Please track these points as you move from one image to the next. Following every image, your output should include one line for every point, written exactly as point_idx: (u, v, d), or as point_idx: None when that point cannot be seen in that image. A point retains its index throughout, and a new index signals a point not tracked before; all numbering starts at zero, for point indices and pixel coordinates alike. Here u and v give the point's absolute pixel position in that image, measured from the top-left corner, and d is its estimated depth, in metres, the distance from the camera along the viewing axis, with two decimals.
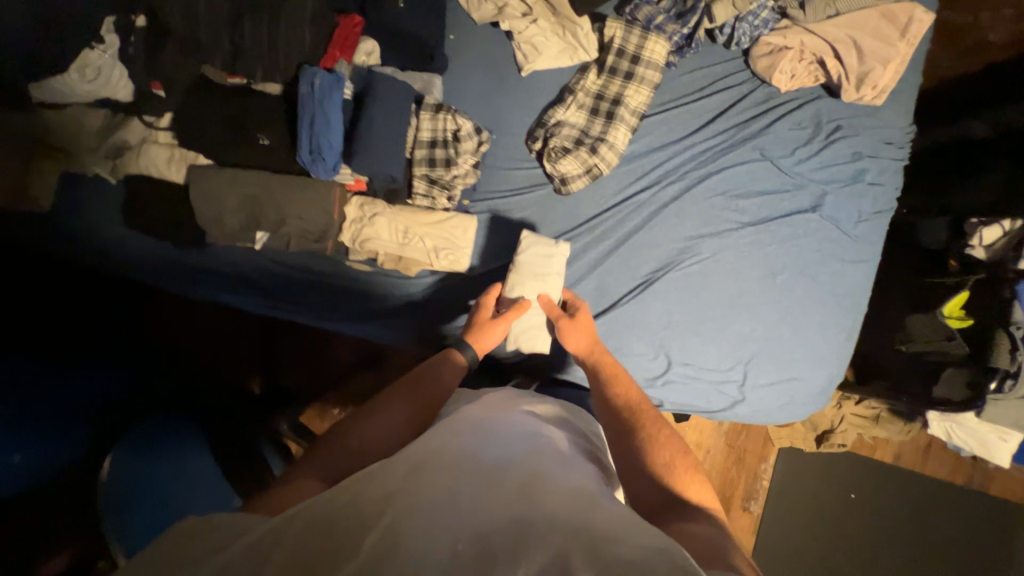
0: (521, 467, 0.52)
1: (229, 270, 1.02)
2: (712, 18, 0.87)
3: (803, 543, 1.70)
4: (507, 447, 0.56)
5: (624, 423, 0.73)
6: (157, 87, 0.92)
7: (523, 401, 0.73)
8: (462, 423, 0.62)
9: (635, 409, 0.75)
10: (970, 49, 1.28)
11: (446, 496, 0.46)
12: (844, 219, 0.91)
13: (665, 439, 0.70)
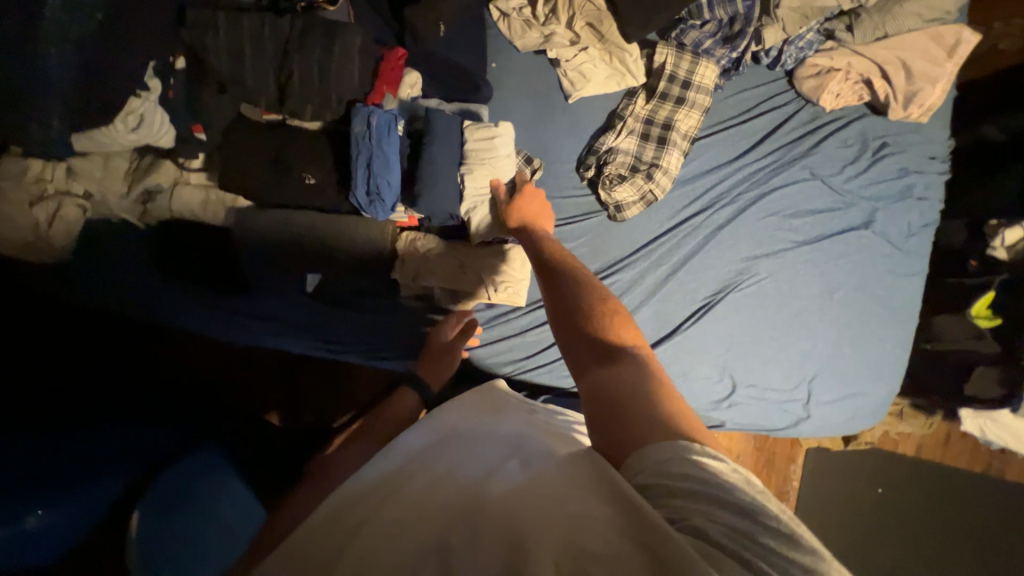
0: (492, 461, 0.52)
1: (272, 312, 0.97)
2: (762, 42, 0.89)
3: (835, 540, 1.73)
4: (483, 448, 0.56)
5: (565, 302, 0.65)
6: (198, 130, 0.88)
7: (505, 407, 0.71)
8: (439, 436, 0.60)
9: (591, 299, 0.65)
10: (978, 58, 1.33)
11: (409, 503, 0.46)
12: (894, 234, 0.93)
13: (610, 319, 0.62)
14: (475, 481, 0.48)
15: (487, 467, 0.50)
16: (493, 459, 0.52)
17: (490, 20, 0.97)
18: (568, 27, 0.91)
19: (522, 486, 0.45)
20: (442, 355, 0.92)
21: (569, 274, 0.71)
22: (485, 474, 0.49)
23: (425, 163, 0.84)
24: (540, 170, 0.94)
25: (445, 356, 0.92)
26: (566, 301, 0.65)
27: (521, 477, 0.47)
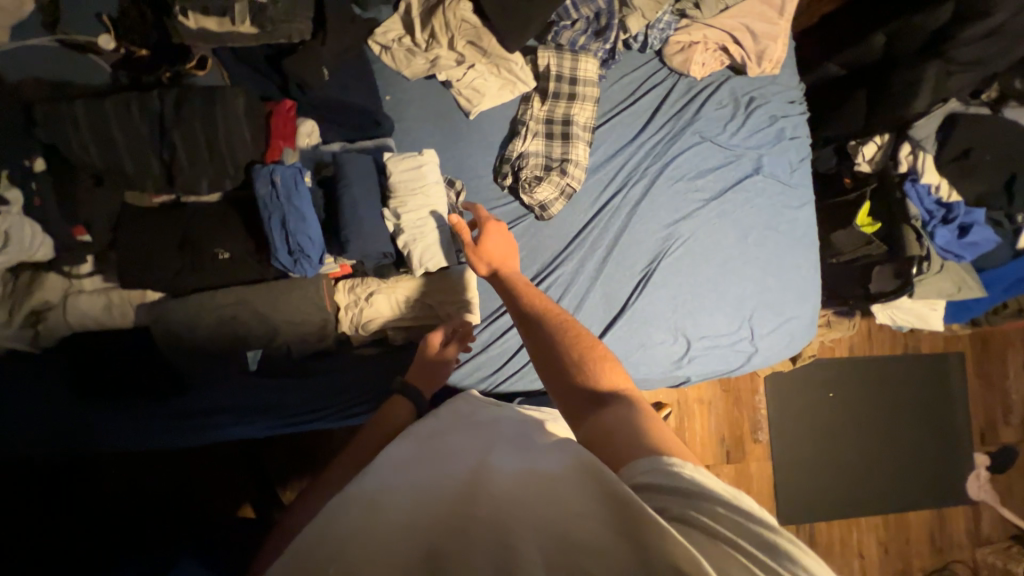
0: (474, 462, 0.52)
1: (218, 401, 0.90)
2: (628, 30, 0.96)
3: (807, 449, 1.92)
4: (460, 452, 0.55)
5: (546, 345, 0.67)
6: (82, 232, 0.80)
7: (474, 410, 0.70)
8: (417, 446, 0.58)
9: (567, 331, 0.68)
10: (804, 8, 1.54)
11: (389, 507, 0.44)
12: (781, 173, 1.05)
13: (595, 360, 0.64)
14: (457, 483, 0.47)
15: (469, 469, 0.50)
16: (473, 460, 0.52)
17: (372, 55, 0.97)
18: (450, 48, 0.93)
19: (508, 482, 0.46)
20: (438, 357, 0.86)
21: (538, 305, 0.73)
22: (469, 477, 0.48)
23: (345, 208, 0.78)
24: (462, 191, 0.94)
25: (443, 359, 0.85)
26: (548, 343, 0.67)
27: (504, 475, 0.47)
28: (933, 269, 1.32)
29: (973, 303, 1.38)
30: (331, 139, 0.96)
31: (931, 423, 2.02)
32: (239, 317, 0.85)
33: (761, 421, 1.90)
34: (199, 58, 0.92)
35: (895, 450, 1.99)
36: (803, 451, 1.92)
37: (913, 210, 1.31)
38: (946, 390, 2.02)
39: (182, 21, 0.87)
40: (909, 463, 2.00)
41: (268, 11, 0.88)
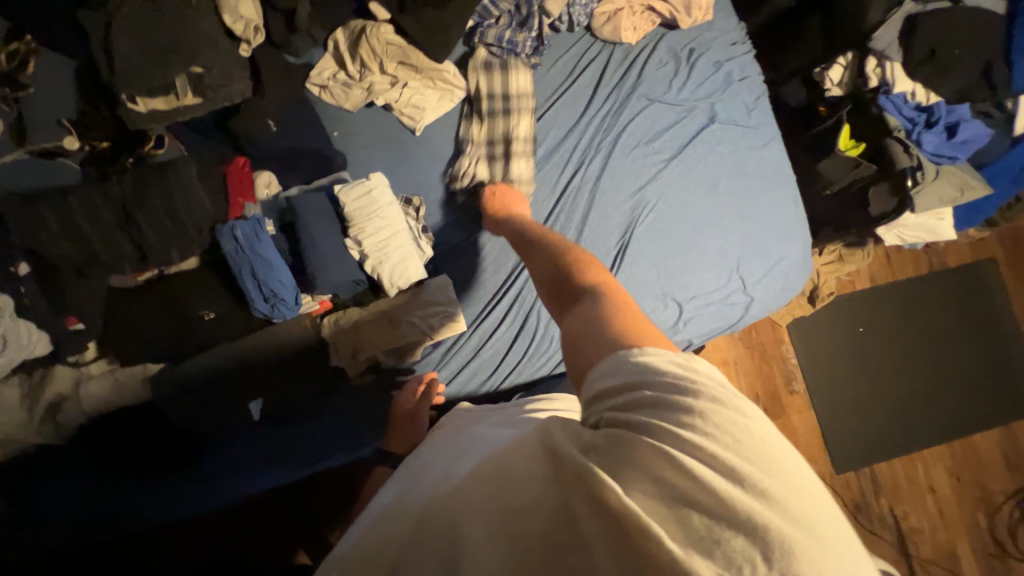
0: (448, 468, 0.56)
1: (241, 458, 0.93)
2: (549, 13, 0.97)
3: (850, 390, 1.84)
4: (445, 462, 0.60)
5: (547, 263, 0.66)
6: (75, 321, 0.84)
7: (473, 414, 0.76)
8: (416, 467, 0.65)
9: (550, 255, 0.68)
10: None
11: (380, 531, 0.51)
12: (738, 116, 1.02)
13: (592, 270, 0.61)
14: (432, 490, 0.52)
15: (444, 476, 0.54)
16: (451, 467, 0.57)
17: (314, 96, 1.00)
18: (382, 72, 0.95)
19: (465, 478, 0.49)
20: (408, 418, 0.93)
21: (538, 244, 0.73)
22: (440, 484, 0.52)
23: (308, 246, 0.80)
24: (422, 206, 0.96)
25: (410, 422, 0.91)
26: (550, 261, 0.66)
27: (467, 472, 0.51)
28: (930, 177, 1.25)
29: (983, 203, 1.31)
30: (291, 185, 0.99)
31: (976, 336, 1.91)
32: (240, 370, 0.88)
33: (793, 371, 1.84)
34: (157, 138, 0.98)
35: (944, 373, 1.88)
36: (846, 392, 1.84)
37: (894, 121, 1.24)
38: (982, 299, 1.91)
39: (130, 107, 0.91)
40: (964, 385, 1.88)
41: (205, 78, 0.92)
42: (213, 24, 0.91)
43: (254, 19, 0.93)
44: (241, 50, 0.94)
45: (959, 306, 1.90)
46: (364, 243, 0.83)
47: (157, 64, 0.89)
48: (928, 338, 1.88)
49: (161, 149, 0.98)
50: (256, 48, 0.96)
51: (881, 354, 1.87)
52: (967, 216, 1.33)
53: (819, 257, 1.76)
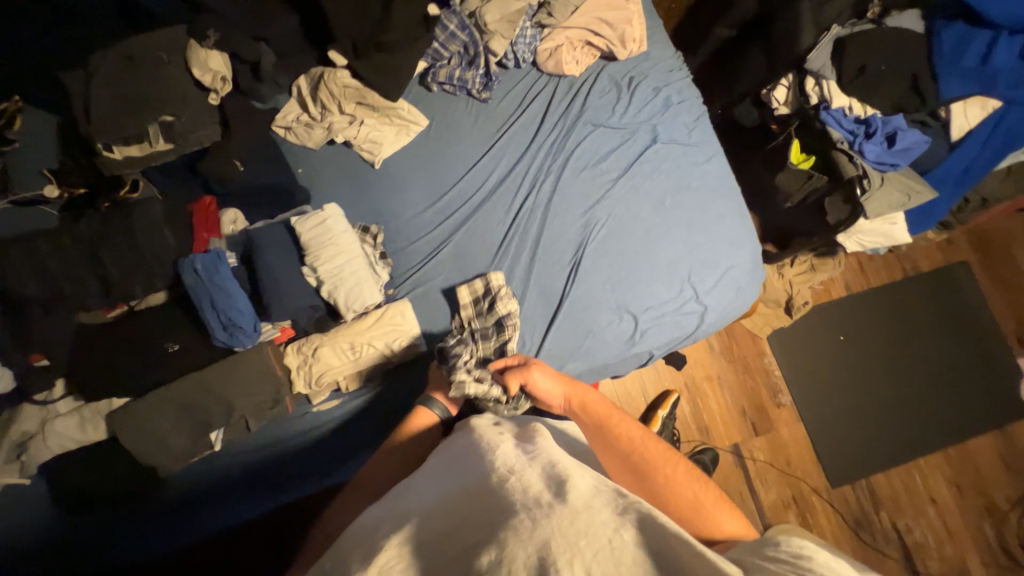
0: (489, 516, 0.48)
1: (204, 492, 0.93)
2: (494, 52, 1.04)
3: (836, 399, 1.82)
4: (474, 500, 0.52)
5: (628, 462, 0.67)
6: (38, 357, 0.87)
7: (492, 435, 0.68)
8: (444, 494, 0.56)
9: (671, 465, 0.68)
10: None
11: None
12: (680, 135, 1.08)
13: (667, 458, 0.68)
14: (472, 547, 0.45)
15: (481, 526, 0.47)
16: (489, 516, 0.49)
17: (280, 137, 1.08)
18: (341, 112, 1.03)
19: (521, 547, 0.43)
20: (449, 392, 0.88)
21: (605, 431, 0.72)
22: (481, 541, 0.45)
23: (265, 275, 0.85)
24: (379, 233, 1.00)
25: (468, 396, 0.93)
26: (631, 459, 0.68)
27: (519, 534, 0.44)
28: (877, 184, 1.28)
29: (932, 208, 1.35)
30: (256, 220, 1.03)
31: (957, 338, 1.90)
32: (206, 402, 0.88)
33: (779, 384, 1.82)
34: (132, 182, 1.03)
35: (930, 377, 1.86)
36: (833, 402, 1.82)
37: (835, 134, 1.30)
38: (958, 302, 1.92)
39: (107, 155, 0.98)
40: (952, 388, 1.86)
41: (175, 126, 0.99)
42: (182, 77, 0.99)
43: (222, 70, 1.00)
44: (209, 99, 1.01)
45: (936, 310, 1.91)
46: (319, 271, 0.87)
47: (131, 115, 0.96)
48: (909, 343, 1.88)
49: (136, 192, 1.04)
50: (224, 97, 1.04)
51: (864, 361, 1.86)
52: (919, 221, 1.37)
53: (790, 268, 1.79)
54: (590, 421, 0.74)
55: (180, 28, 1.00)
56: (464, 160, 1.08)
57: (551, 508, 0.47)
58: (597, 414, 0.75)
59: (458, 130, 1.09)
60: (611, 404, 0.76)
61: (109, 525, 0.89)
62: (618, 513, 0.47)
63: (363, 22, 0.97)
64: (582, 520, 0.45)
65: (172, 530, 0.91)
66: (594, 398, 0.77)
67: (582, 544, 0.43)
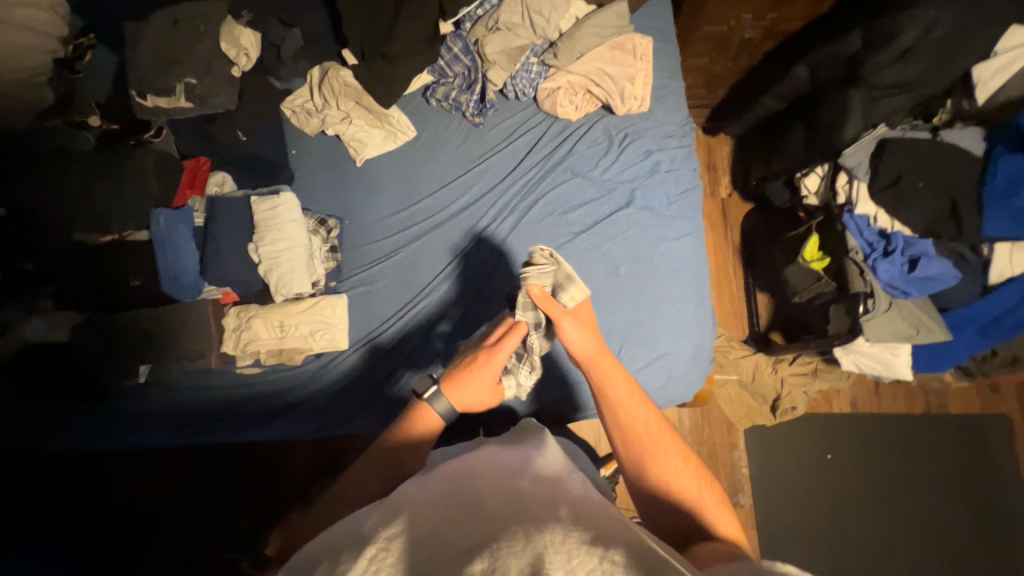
0: (484, 523, 0.46)
1: (132, 411, 1.05)
2: (492, 81, 1.05)
3: (810, 528, 1.56)
4: (470, 503, 0.50)
5: (635, 447, 0.65)
6: (24, 262, 1.01)
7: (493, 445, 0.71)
8: (435, 478, 0.58)
9: (673, 450, 0.65)
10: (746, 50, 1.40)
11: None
12: (656, 205, 1.04)
13: (674, 448, 0.65)
14: (465, 550, 0.42)
15: (467, 507, 0.49)
16: (480, 523, 0.46)
17: (286, 117, 1.16)
18: (337, 108, 1.08)
19: (514, 559, 0.39)
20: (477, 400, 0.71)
21: (619, 415, 0.66)
22: (477, 547, 0.42)
23: (211, 240, 0.96)
24: (335, 228, 1.06)
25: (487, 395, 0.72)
26: (641, 446, 0.64)
27: (513, 546, 0.41)
28: (880, 308, 1.15)
29: (944, 348, 1.20)
30: (244, 185, 1.13)
31: (975, 504, 1.58)
32: (148, 335, 0.99)
33: (742, 482, 1.59)
34: (156, 129, 1.12)
35: (940, 539, 1.54)
36: (805, 529, 1.56)
37: (852, 242, 1.17)
38: (992, 461, 1.62)
39: (139, 101, 1.09)
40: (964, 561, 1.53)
41: (196, 88, 1.07)
42: (211, 46, 1.07)
43: (250, 48, 1.09)
44: (233, 70, 1.09)
45: (964, 464, 1.61)
46: (258, 247, 0.96)
47: (161, 71, 1.07)
48: (922, 492, 1.58)
49: (157, 139, 1.12)
50: (246, 71, 1.12)
51: (853, 494, 1.58)
52: (928, 359, 1.23)
53: (788, 366, 1.56)
54: (607, 399, 0.68)
55: (224, 4, 1.11)
56: (439, 178, 1.11)
57: (548, 526, 0.44)
58: (612, 395, 0.67)
59: (443, 148, 1.12)
60: (634, 389, 0.68)
61: (58, 417, 1.04)
62: (608, 539, 0.44)
63: (372, 30, 1.02)
64: (574, 540, 0.42)
65: (102, 435, 1.04)
66: (617, 377, 0.68)
67: (578, 565, 0.39)
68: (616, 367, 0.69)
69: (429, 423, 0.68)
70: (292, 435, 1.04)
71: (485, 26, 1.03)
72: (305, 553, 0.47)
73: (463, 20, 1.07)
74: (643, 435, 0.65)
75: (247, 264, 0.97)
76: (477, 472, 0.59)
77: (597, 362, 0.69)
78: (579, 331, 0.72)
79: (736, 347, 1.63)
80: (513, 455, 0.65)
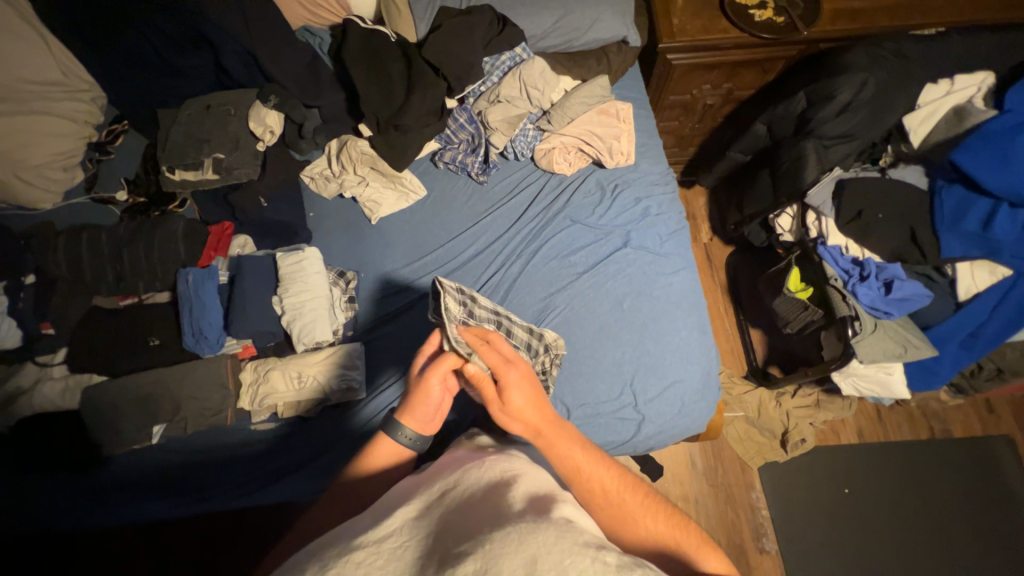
0: (473, 526, 0.46)
1: (131, 478, 1.01)
2: (494, 145, 1.19)
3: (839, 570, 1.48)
4: (459, 504, 0.51)
5: (606, 523, 0.62)
6: (47, 327, 1.04)
7: (480, 446, 0.71)
8: (423, 486, 0.58)
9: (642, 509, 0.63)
10: (708, 115, 1.60)
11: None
12: (651, 244, 1.14)
13: (642, 507, 0.64)
14: (455, 553, 0.42)
15: (457, 510, 0.49)
16: (471, 526, 0.46)
17: (305, 183, 1.26)
18: (354, 172, 1.19)
19: (507, 560, 0.40)
20: (412, 399, 0.72)
21: (581, 489, 0.64)
22: (467, 549, 0.42)
23: (238, 295, 1.03)
24: (353, 280, 1.14)
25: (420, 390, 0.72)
26: (613, 517, 0.62)
27: (506, 546, 0.41)
28: (869, 329, 1.20)
29: (934, 364, 1.26)
30: (262, 247, 1.19)
31: (999, 530, 1.53)
32: (156, 394, 0.99)
33: (764, 526, 1.53)
34: (182, 200, 1.24)
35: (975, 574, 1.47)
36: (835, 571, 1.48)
37: (830, 271, 1.25)
38: (1008, 485, 1.60)
39: (168, 175, 1.18)
40: None
41: (224, 161, 1.17)
42: (240, 125, 1.19)
43: (275, 126, 1.21)
44: (258, 146, 1.20)
45: (979, 490, 1.59)
46: (281, 297, 1.03)
47: (191, 147, 1.17)
48: (945, 522, 1.54)
49: (182, 209, 1.24)
50: (270, 146, 1.23)
51: (877, 530, 1.53)
52: (921, 377, 1.29)
53: (791, 399, 1.58)
54: (565, 475, 0.65)
55: (253, 91, 1.24)
56: (449, 231, 1.20)
57: (536, 521, 0.44)
58: (571, 470, 0.65)
59: (452, 204, 1.22)
60: (587, 455, 0.66)
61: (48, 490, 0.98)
62: (599, 542, 0.44)
63: (387, 106, 1.15)
64: (567, 538, 0.42)
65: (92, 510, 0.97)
66: (567, 449, 0.66)
67: (569, 565, 0.39)
68: (564, 437, 0.67)
69: (392, 452, 0.72)
70: (298, 496, 1.00)
71: (487, 99, 1.20)
72: (304, 554, 0.48)
73: (467, 96, 1.24)
74: (605, 504, 0.63)
75: (271, 315, 1.04)
76: (470, 471, 0.57)
77: (545, 436, 0.67)
78: (514, 393, 0.67)
79: (738, 382, 1.65)
80: (511, 459, 0.61)
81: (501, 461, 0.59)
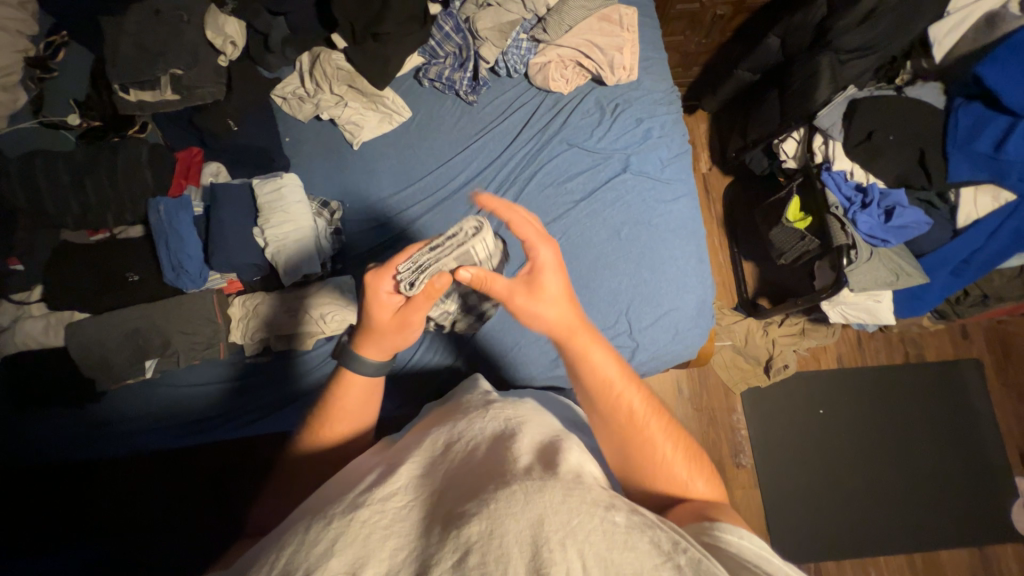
0: (478, 482, 0.46)
1: (134, 411, 1.04)
2: (484, 58, 1.08)
3: (805, 480, 1.61)
4: (464, 461, 0.50)
5: (621, 440, 0.61)
6: (15, 262, 0.99)
7: (476, 394, 0.70)
8: (421, 438, 0.58)
9: (653, 422, 0.61)
10: (718, 28, 1.46)
11: (379, 541, 0.41)
12: (651, 169, 1.09)
13: (665, 431, 0.61)
14: (460, 512, 0.42)
15: (459, 469, 0.49)
16: (473, 487, 0.46)
17: (277, 105, 1.14)
18: (331, 92, 1.08)
19: (513, 521, 0.40)
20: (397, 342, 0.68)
21: (605, 400, 0.62)
22: (472, 509, 0.42)
23: (217, 227, 0.97)
24: (338, 210, 1.09)
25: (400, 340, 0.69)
26: (630, 436, 0.60)
27: (512, 506, 0.42)
28: (863, 257, 1.19)
29: (922, 291, 1.28)
30: (237, 176, 1.10)
31: (952, 444, 1.67)
32: (143, 331, 0.98)
33: (743, 444, 1.62)
34: (142, 124, 1.07)
35: (924, 481, 1.63)
36: (801, 482, 1.61)
37: (830, 198, 1.22)
38: (969, 405, 1.71)
39: (122, 96, 1.05)
40: (947, 499, 1.61)
41: (182, 79, 1.04)
42: (197, 35, 1.05)
43: (234, 36, 1.07)
44: (219, 60, 1.07)
45: (939, 407, 1.70)
46: (261, 228, 0.98)
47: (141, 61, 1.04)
48: (904, 436, 1.66)
49: (143, 134, 1.07)
50: (233, 61, 1.10)
51: (842, 444, 1.65)
52: (908, 304, 1.31)
53: (779, 328, 1.60)
54: (591, 382, 0.62)
55: None
56: (438, 156, 1.13)
57: (547, 483, 0.45)
58: (597, 378, 0.62)
59: (440, 127, 1.14)
60: (623, 370, 0.63)
61: (58, 428, 1.02)
62: (607, 500, 0.46)
63: (363, 12, 1.02)
64: (574, 497, 0.43)
65: (106, 440, 1.03)
66: (601, 358, 0.62)
67: (576, 525, 0.41)
68: (599, 346, 0.63)
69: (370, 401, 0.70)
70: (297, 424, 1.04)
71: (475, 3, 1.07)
72: (311, 508, 0.49)
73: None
74: (622, 410, 0.61)
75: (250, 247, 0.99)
76: (473, 421, 0.57)
77: (578, 341, 0.63)
78: (548, 275, 0.65)
79: (728, 313, 1.67)
80: (515, 406, 0.62)
81: (506, 410, 0.60)
